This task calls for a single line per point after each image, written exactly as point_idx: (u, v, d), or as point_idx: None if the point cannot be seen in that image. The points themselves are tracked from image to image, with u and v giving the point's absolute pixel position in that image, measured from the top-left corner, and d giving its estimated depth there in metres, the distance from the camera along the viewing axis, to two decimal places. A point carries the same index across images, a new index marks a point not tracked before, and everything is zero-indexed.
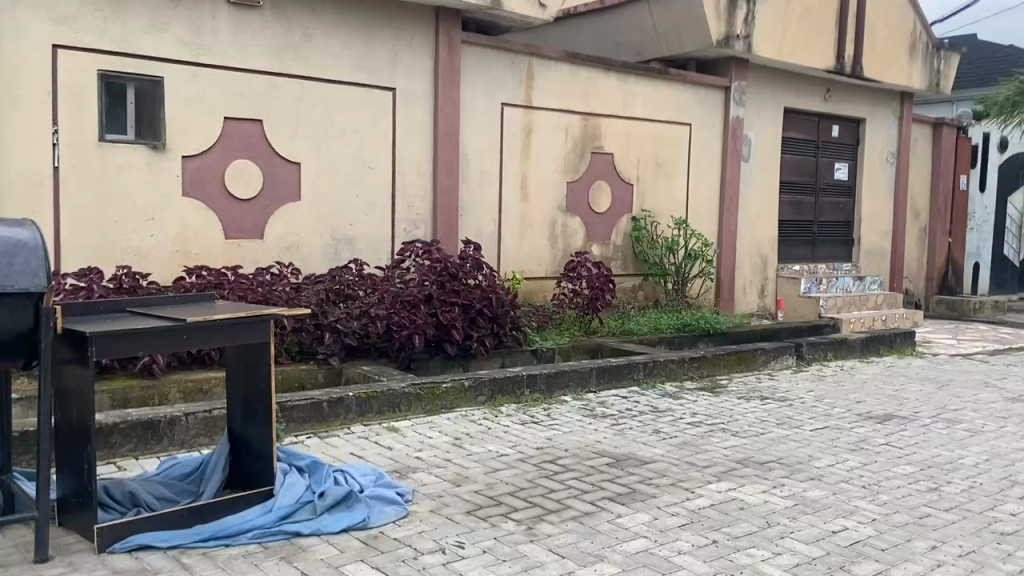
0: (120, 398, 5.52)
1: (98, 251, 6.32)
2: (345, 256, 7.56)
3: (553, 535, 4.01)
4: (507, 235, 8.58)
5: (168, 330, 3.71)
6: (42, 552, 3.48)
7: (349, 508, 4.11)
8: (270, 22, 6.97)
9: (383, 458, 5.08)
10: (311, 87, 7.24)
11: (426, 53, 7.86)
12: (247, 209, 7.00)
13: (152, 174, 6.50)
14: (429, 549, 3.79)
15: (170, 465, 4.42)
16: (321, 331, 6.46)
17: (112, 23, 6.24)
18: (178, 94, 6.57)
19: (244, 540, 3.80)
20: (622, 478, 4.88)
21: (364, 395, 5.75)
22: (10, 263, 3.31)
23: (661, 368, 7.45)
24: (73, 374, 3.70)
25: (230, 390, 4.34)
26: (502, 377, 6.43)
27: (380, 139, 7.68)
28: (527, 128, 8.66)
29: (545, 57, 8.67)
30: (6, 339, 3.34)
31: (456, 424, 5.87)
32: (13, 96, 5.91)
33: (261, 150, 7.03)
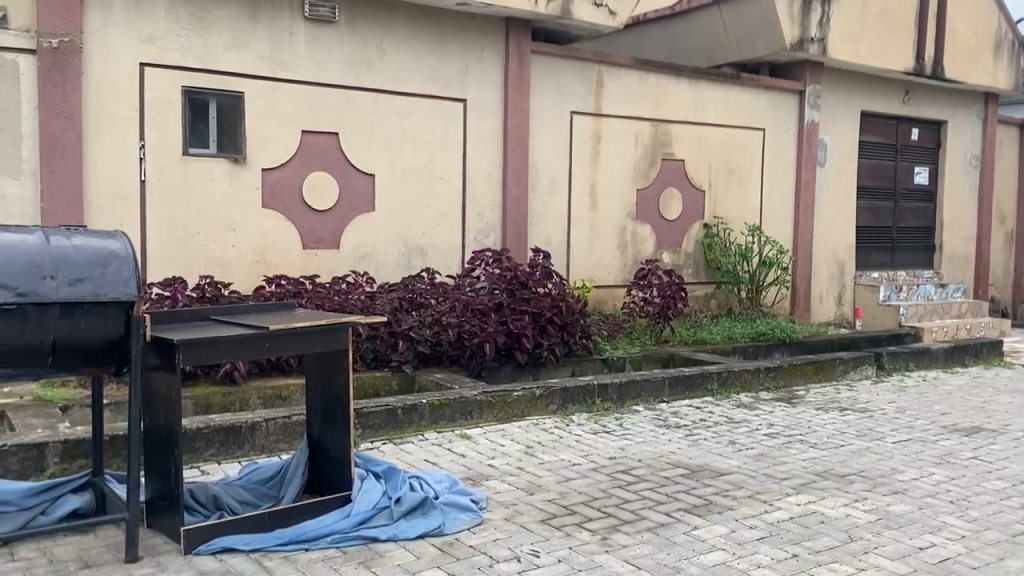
0: (203, 404, 5.69)
1: (182, 261, 6.53)
2: (417, 265, 7.65)
3: (628, 545, 3.97)
4: (576, 244, 8.57)
5: (250, 339, 3.80)
6: (131, 552, 3.61)
7: (425, 514, 4.16)
8: (345, 36, 7.12)
9: (456, 465, 5.11)
10: (384, 100, 7.37)
11: (497, 63, 7.92)
12: (322, 220, 7.14)
13: (233, 186, 6.70)
14: (504, 556, 3.80)
15: (252, 470, 4.53)
16: (394, 339, 6.55)
17: (195, 41, 6.46)
18: (257, 108, 6.76)
19: (323, 544, 3.87)
20: (697, 490, 4.80)
21: (436, 402, 5.79)
22: (104, 272, 3.45)
23: (735, 378, 7.31)
24: (160, 380, 3.83)
25: (309, 396, 4.44)
26: (574, 386, 6.41)
27: (452, 148, 7.76)
28: (597, 136, 8.63)
29: (615, 64, 8.64)
30: (99, 347, 3.46)
31: (527, 432, 5.86)
32: (103, 113, 6.16)
33: (336, 161, 7.17)
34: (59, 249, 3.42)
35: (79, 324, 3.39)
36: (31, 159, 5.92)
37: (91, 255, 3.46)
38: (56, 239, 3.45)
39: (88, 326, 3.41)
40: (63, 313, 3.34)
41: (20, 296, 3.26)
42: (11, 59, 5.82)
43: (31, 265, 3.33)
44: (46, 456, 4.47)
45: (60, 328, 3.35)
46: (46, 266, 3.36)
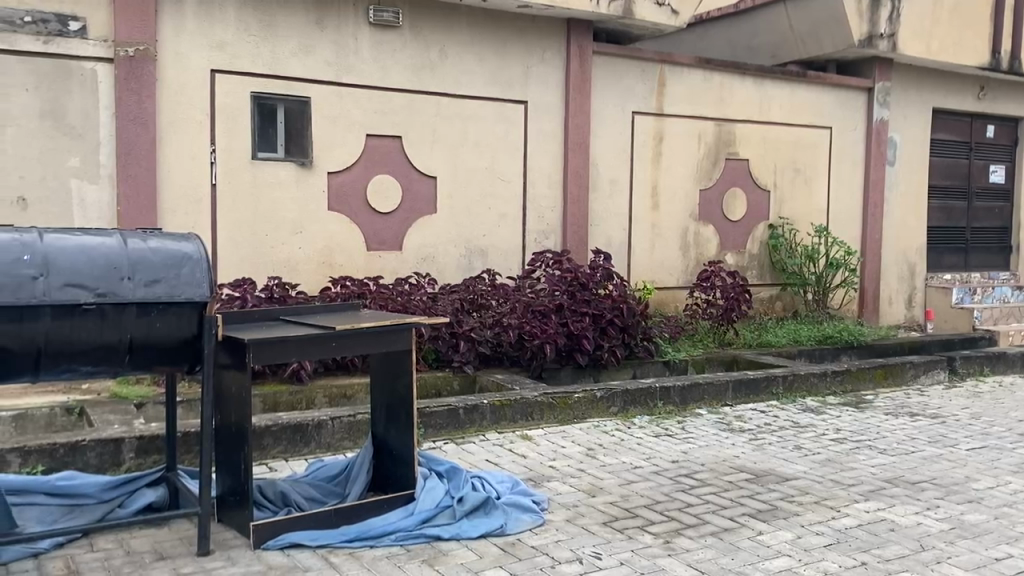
0: (271, 402, 5.82)
1: (250, 263, 6.69)
2: (478, 267, 7.70)
3: (692, 549, 3.94)
4: (638, 245, 8.51)
5: (317, 338, 3.88)
6: (204, 546, 3.71)
7: (487, 514, 4.19)
8: (408, 40, 7.21)
9: (517, 466, 5.12)
10: (446, 103, 7.44)
11: (558, 64, 7.92)
12: (386, 222, 7.24)
13: (300, 190, 6.84)
14: (566, 558, 3.80)
15: (318, 467, 4.63)
16: (455, 339, 6.60)
17: (263, 48, 6.62)
18: (323, 113, 6.90)
19: (388, 542, 3.92)
20: (761, 495, 4.73)
21: (497, 403, 5.82)
22: (178, 274, 3.57)
23: (801, 381, 7.17)
24: (231, 378, 3.94)
25: (374, 395, 4.52)
26: (635, 388, 6.37)
27: (512, 150, 7.79)
28: (658, 136, 8.57)
29: (677, 63, 8.56)
30: (173, 346, 3.57)
31: (588, 434, 5.85)
32: (176, 119, 6.34)
33: (399, 164, 7.27)
34: (136, 251, 3.54)
35: (155, 323, 3.50)
36: (108, 164, 6.14)
37: (166, 258, 3.58)
38: (133, 242, 3.57)
39: (163, 325, 3.51)
40: (140, 313, 3.45)
41: (100, 296, 3.37)
42: (90, 67, 6.04)
43: (109, 266, 3.44)
44: (123, 451, 4.64)
45: (136, 328, 3.46)
46: (124, 268, 3.47)
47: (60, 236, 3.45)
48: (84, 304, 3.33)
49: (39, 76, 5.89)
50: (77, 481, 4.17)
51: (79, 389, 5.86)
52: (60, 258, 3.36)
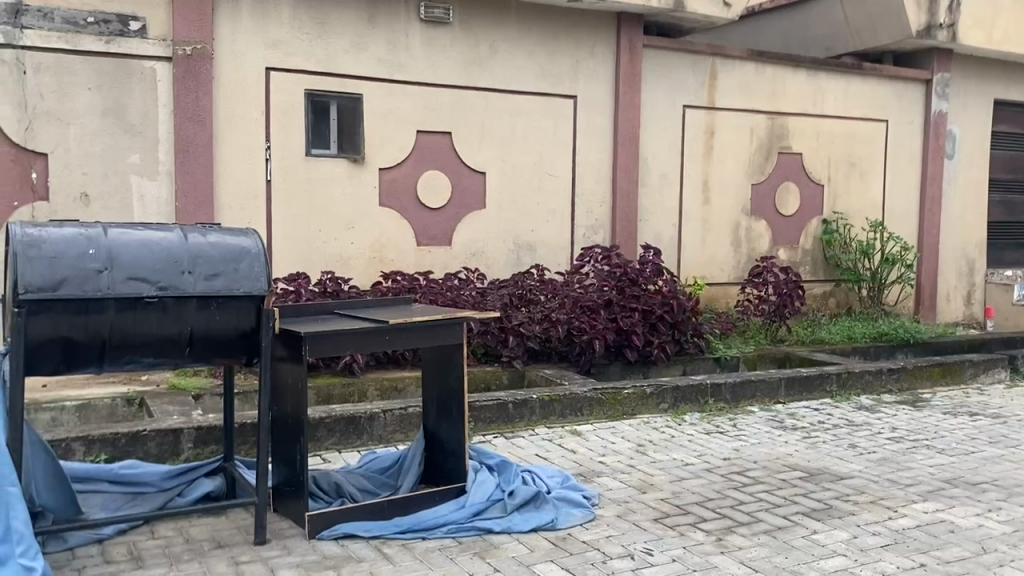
0: (324, 394, 5.91)
1: (303, 258, 6.79)
2: (527, 262, 7.71)
3: (745, 547, 3.90)
4: (688, 240, 8.43)
5: (370, 331, 3.93)
6: (260, 535, 3.78)
7: (538, 508, 4.20)
8: (459, 36, 7.24)
9: (567, 461, 5.12)
10: (496, 99, 7.46)
11: (608, 58, 7.89)
12: (436, 217, 7.29)
13: (352, 185, 6.92)
14: (617, 553, 3.79)
15: (371, 459, 4.68)
16: (505, 334, 6.61)
17: (316, 45, 6.70)
18: (375, 109, 6.96)
19: (440, 534, 3.95)
20: (816, 494, 4.66)
21: (547, 398, 5.82)
22: (237, 268, 3.63)
23: (856, 379, 7.04)
24: (287, 371, 4.00)
25: (425, 388, 4.56)
26: (686, 385, 6.32)
27: (562, 145, 7.78)
28: (709, 130, 8.48)
29: (728, 56, 8.45)
30: (231, 338, 3.65)
31: (638, 430, 5.82)
32: (232, 116, 6.46)
33: (449, 160, 7.31)
34: (196, 246, 3.61)
35: (214, 316, 3.57)
36: (167, 160, 6.28)
37: (225, 252, 3.65)
38: (193, 237, 3.64)
39: (222, 318, 3.59)
40: (200, 306, 3.53)
41: (162, 290, 3.44)
42: (150, 66, 6.18)
43: (171, 260, 3.52)
44: (182, 442, 4.74)
45: (197, 321, 3.54)
46: (185, 262, 3.54)
47: (123, 230, 3.54)
48: (147, 297, 3.40)
49: (101, 75, 6.05)
50: (139, 469, 4.28)
51: (139, 380, 6.03)
52: (123, 253, 3.44)
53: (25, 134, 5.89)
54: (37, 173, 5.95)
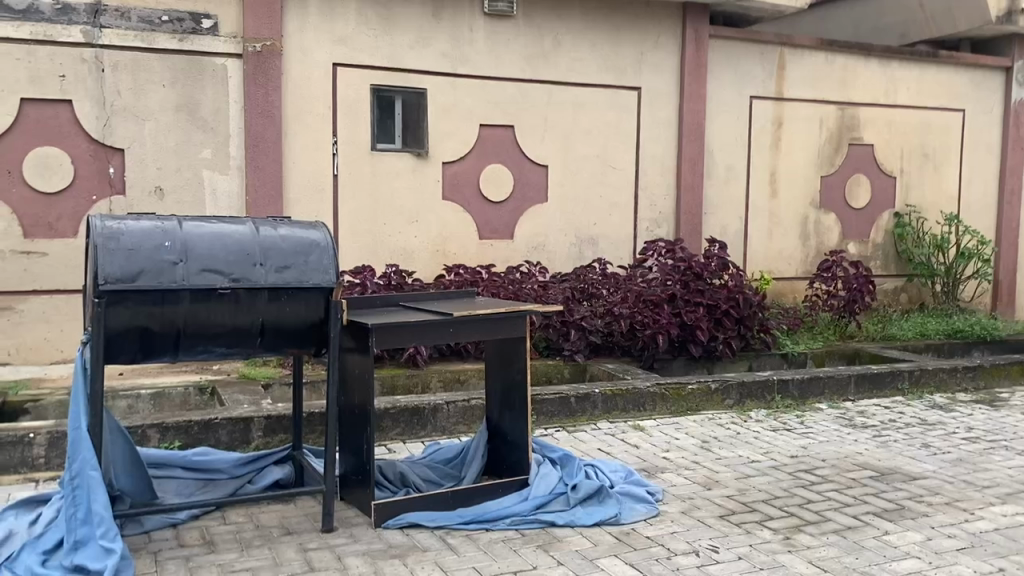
0: (389, 385, 5.98)
1: (369, 251, 6.88)
2: (589, 256, 7.67)
3: (814, 546, 3.82)
4: (755, 234, 8.29)
5: (436, 323, 3.96)
6: (328, 522, 3.85)
7: (601, 503, 4.18)
8: (522, 29, 7.23)
9: (630, 456, 5.09)
10: (559, 91, 7.43)
11: (673, 49, 7.79)
12: (499, 211, 7.30)
13: (416, 179, 6.97)
14: (682, 550, 3.75)
15: (435, 450, 4.73)
16: (566, 328, 6.61)
17: (382, 41, 6.77)
18: (439, 104, 7.01)
19: (503, 525, 3.97)
20: (887, 494, 4.54)
21: (609, 393, 5.79)
22: (306, 260, 3.70)
23: (929, 377, 6.82)
24: (355, 361, 4.07)
25: (489, 381, 4.57)
26: (751, 381, 6.21)
27: (626, 137, 7.71)
28: (777, 121, 8.31)
29: (798, 45, 8.27)
30: (300, 329, 3.72)
31: (703, 426, 5.75)
32: (300, 111, 6.57)
33: (512, 153, 7.32)
34: (268, 238, 3.68)
35: (285, 307, 3.64)
36: (237, 155, 6.42)
37: (295, 244, 3.72)
38: (264, 229, 3.72)
39: (292, 309, 3.66)
40: (271, 297, 3.60)
41: (235, 281, 3.52)
42: (221, 63, 6.32)
43: (243, 252, 3.59)
44: (251, 430, 4.85)
45: (268, 311, 3.61)
46: (257, 254, 3.61)
47: (198, 223, 3.63)
48: (220, 288, 3.48)
49: (174, 72, 6.21)
50: (211, 457, 4.40)
51: (211, 370, 6.19)
52: (197, 245, 3.52)
53: (104, 130, 6.09)
54: (114, 169, 6.14)
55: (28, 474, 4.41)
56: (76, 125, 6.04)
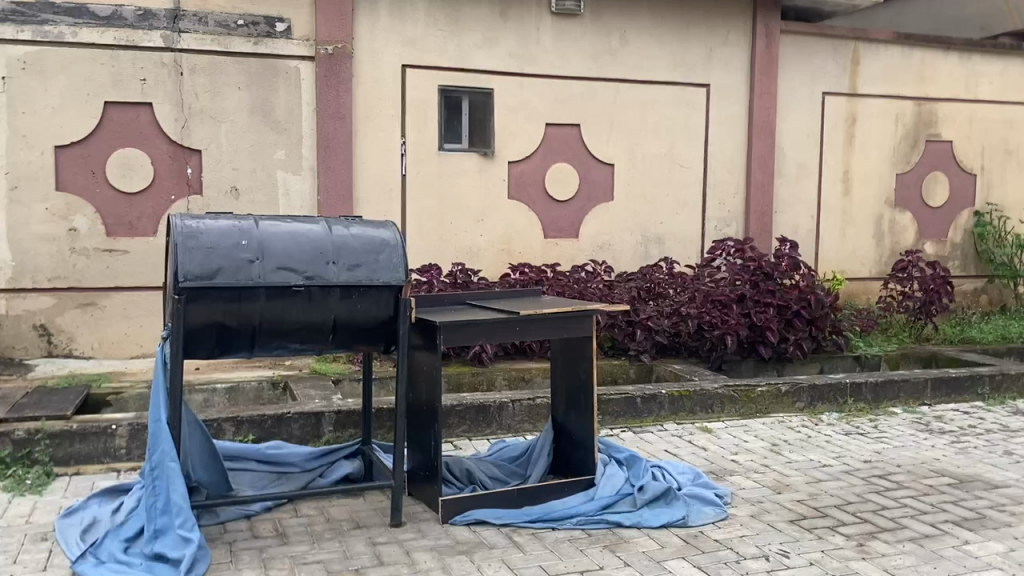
0: (455, 383, 6.04)
1: (436, 250, 6.94)
2: (656, 255, 7.61)
3: (889, 554, 3.72)
4: (827, 233, 8.11)
5: (503, 321, 3.98)
6: (396, 517, 3.90)
7: (668, 504, 4.14)
8: (590, 27, 7.21)
9: (698, 458, 5.03)
10: (626, 89, 7.39)
11: (743, 46, 7.67)
12: (564, 209, 7.29)
13: (482, 178, 7.02)
14: (751, 554, 3.70)
15: (501, 448, 4.75)
16: (632, 328, 6.55)
17: (450, 42, 6.83)
18: (505, 104, 7.04)
19: (570, 525, 3.97)
20: (967, 502, 4.39)
21: (676, 394, 5.73)
22: (377, 259, 3.76)
23: (1011, 382, 6.58)
24: (423, 358, 4.11)
25: (555, 380, 4.58)
26: (823, 384, 6.07)
27: (693, 135, 7.63)
28: (851, 118, 8.11)
29: (873, 39, 8.06)
30: (371, 326, 3.78)
31: (773, 429, 5.65)
32: (369, 112, 6.67)
33: (578, 152, 7.31)
34: (340, 237, 3.75)
35: (356, 305, 3.71)
36: (309, 156, 6.56)
37: (366, 243, 3.78)
38: (337, 229, 3.79)
39: (363, 307, 3.72)
40: (343, 295, 3.67)
41: (309, 279, 3.59)
42: (294, 66, 6.46)
43: (317, 251, 3.67)
44: (323, 424, 4.95)
45: (340, 309, 3.68)
46: (330, 253, 3.68)
47: (273, 223, 3.71)
48: (294, 286, 3.56)
49: (250, 74, 6.37)
50: (284, 450, 4.51)
51: (283, 366, 6.33)
52: (273, 244, 3.61)
53: (182, 132, 6.28)
54: (192, 169, 6.33)
55: (111, 465, 4.59)
56: (156, 127, 6.24)
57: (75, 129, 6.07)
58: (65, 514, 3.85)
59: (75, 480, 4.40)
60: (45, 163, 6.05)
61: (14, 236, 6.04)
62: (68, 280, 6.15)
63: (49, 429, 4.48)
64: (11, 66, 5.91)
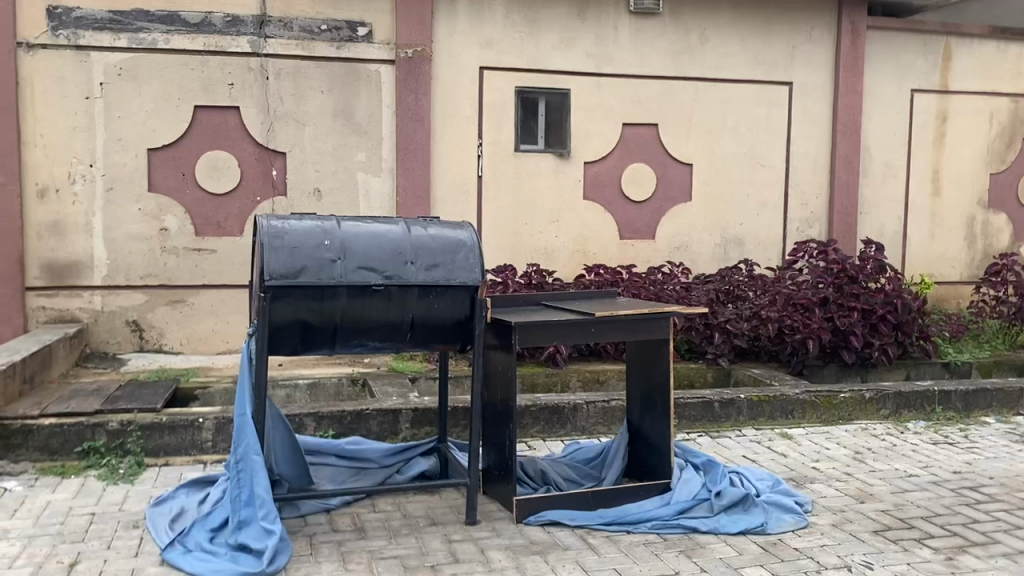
0: (529, 383, 6.05)
1: (511, 250, 6.97)
2: (735, 257, 7.47)
3: (980, 570, 3.58)
4: (914, 235, 7.83)
5: (578, 322, 3.97)
6: (471, 515, 3.94)
7: (746, 511, 4.07)
8: (668, 26, 7.14)
9: (777, 464, 4.93)
10: (705, 88, 7.28)
11: (827, 42, 7.48)
12: (640, 210, 7.23)
13: (559, 179, 7.02)
14: (833, 564, 3.60)
15: (575, 449, 4.74)
16: (710, 331, 6.45)
17: (528, 43, 6.85)
18: (583, 105, 7.03)
19: (644, 529, 3.93)
20: None
21: (755, 398, 5.61)
22: (453, 260, 3.79)
23: None
24: (498, 358, 4.14)
25: (630, 382, 4.55)
26: (910, 391, 5.87)
27: (775, 134, 7.47)
28: (942, 115, 7.82)
29: (965, 33, 7.76)
30: (447, 326, 3.82)
31: (856, 437, 5.49)
32: (447, 114, 6.75)
33: (655, 152, 7.24)
34: (418, 238, 3.80)
35: (433, 305, 3.76)
36: (389, 158, 6.67)
37: (443, 244, 3.82)
38: (415, 229, 3.84)
39: (440, 306, 3.77)
40: (420, 295, 3.72)
41: (388, 279, 3.65)
42: (375, 69, 6.57)
43: (396, 251, 3.72)
44: (400, 421, 5.02)
45: (418, 308, 3.74)
46: (408, 253, 3.73)
47: (354, 223, 3.78)
48: (374, 285, 3.63)
49: (332, 78, 6.51)
50: (362, 446, 4.60)
51: (362, 363, 6.46)
52: (354, 244, 3.68)
53: (268, 135, 6.46)
54: (277, 171, 6.51)
55: (197, 457, 4.75)
56: (243, 130, 6.44)
57: (167, 133, 6.31)
58: (155, 503, 4.01)
59: (165, 471, 4.57)
60: (138, 165, 6.30)
61: (109, 235, 6.31)
62: (159, 278, 6.40)
63: (140, 421, 4.67)
64: (108, 73, 6.19)
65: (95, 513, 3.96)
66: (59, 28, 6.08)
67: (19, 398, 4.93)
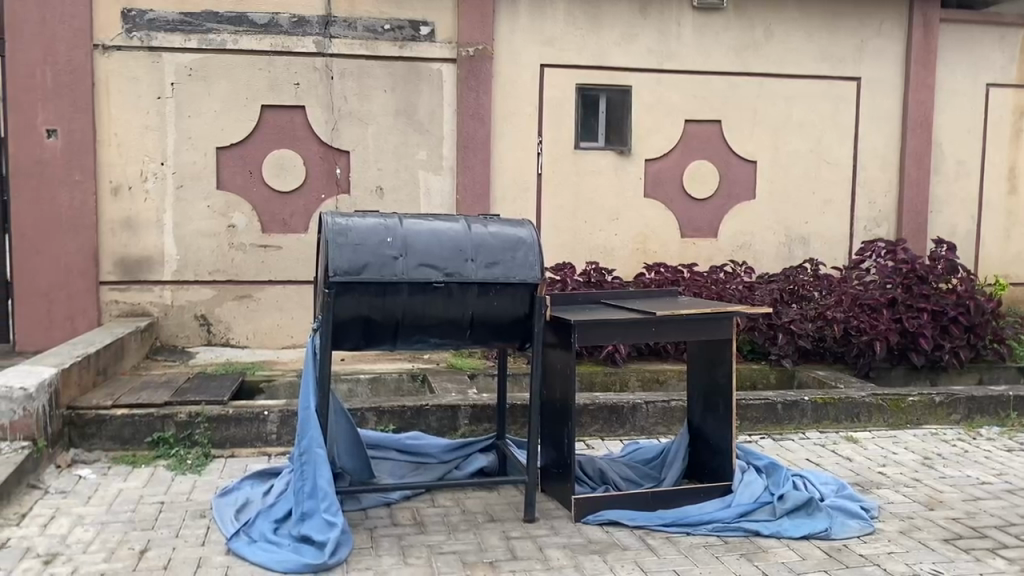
0: (588, 381, 6.03)
1: (571, 249, 6.96)
2: (800, 256, 7.33)
3: None
4: (989, 234, 7.58)
5: (638, 322, 3.94)
6: (530, 513, 3.94)
7: (810, 515, 3.99)
8: (732, 21, 7.03)
9: (843, 469, 4.81)
10: (770, 84, 7.16)
11: (898, 36, 7.28)
12: (702, 209, 7.15)
13: (619, 177, 6.98)
14: (901, 572, 3.51)
15: (635, 449, 4.71)
16: (773, 331, 6.34)
17: (589, 40, 6.82)
18: (644, 102, 6.97)
19: (705, 531, 3.89)
20: None
21: (820, 400, 5.50)
22: (513, 257, 3.79)
23: None
24: (557, 356, 4.14)
25: (691, 382, 4.50)
26: (983, 396, 5.67)
27: (842, 131, 7.30)
28: (1019, 110, 7.55)
29: None
30: (506, 323, 3.84)
31: (925, 442, 5.34)
32: (508, 112, 6.76)
33: (718, 150, 7.14)
34: (478, 235, 3.81)
35: (493, 302, 3.77)
36: (450, 156, 6.72)
37: (503, 241, 3.83)
38: (475, 226, 3.85)
39: (499, 303, 3.78)
40: (480, 292, 3.74)
41: (448, 276, 3.67)
42: (437, 68, 6.62)
43: (456, 248, 3.74)
44: (459, 417, 5.05)
45: (477, 305, 3.76)
46: (468, 250, 3.75)
47: (416, 221, 3.81)
48: (435, 282, 3.64)
49: (395, 77, 6.58)
50: (421, 441, 4.65)
51: (422, 359, 6.52)
52: (416, 241, 3.71)
53: (332, 134, 6.56)
54: (340, 170, 6.61)
55: (263, 449, 4.86)
56: (308, 129, 6.55)
57: (234, 132, 6.46)
58: (222, 493, 4.11)
59: (231, 462, 4.69)
60: (207, 164, 6.46)
61: (179, 231, 6.48)
62: (226, 274, 6.55)
63: (208, 413, 4.79)
64: (179, 74, 6.36)
65: (164, 502, 4.08)
66: (133, 30, 6.28)
67: (94, 388, 5.10)
